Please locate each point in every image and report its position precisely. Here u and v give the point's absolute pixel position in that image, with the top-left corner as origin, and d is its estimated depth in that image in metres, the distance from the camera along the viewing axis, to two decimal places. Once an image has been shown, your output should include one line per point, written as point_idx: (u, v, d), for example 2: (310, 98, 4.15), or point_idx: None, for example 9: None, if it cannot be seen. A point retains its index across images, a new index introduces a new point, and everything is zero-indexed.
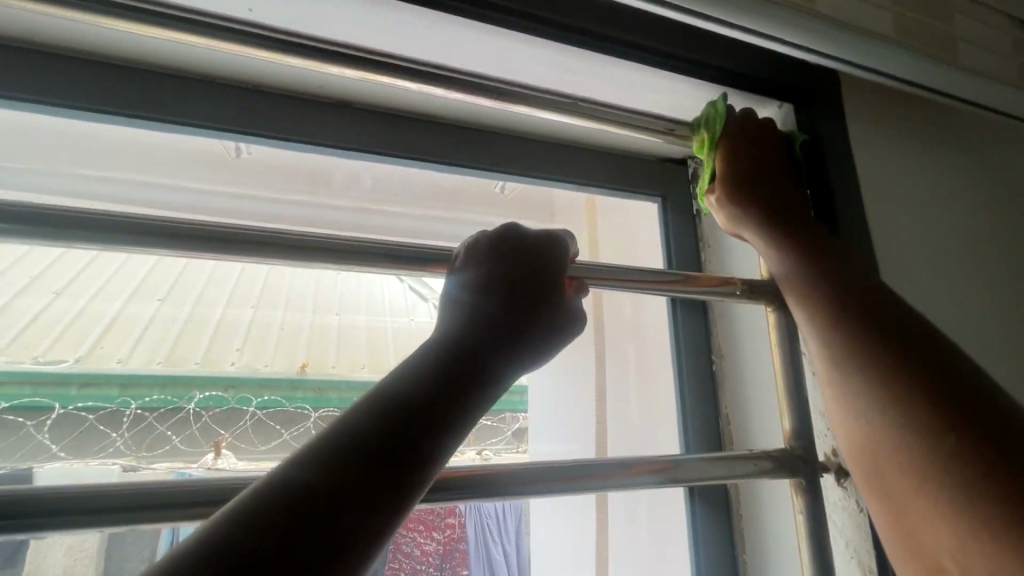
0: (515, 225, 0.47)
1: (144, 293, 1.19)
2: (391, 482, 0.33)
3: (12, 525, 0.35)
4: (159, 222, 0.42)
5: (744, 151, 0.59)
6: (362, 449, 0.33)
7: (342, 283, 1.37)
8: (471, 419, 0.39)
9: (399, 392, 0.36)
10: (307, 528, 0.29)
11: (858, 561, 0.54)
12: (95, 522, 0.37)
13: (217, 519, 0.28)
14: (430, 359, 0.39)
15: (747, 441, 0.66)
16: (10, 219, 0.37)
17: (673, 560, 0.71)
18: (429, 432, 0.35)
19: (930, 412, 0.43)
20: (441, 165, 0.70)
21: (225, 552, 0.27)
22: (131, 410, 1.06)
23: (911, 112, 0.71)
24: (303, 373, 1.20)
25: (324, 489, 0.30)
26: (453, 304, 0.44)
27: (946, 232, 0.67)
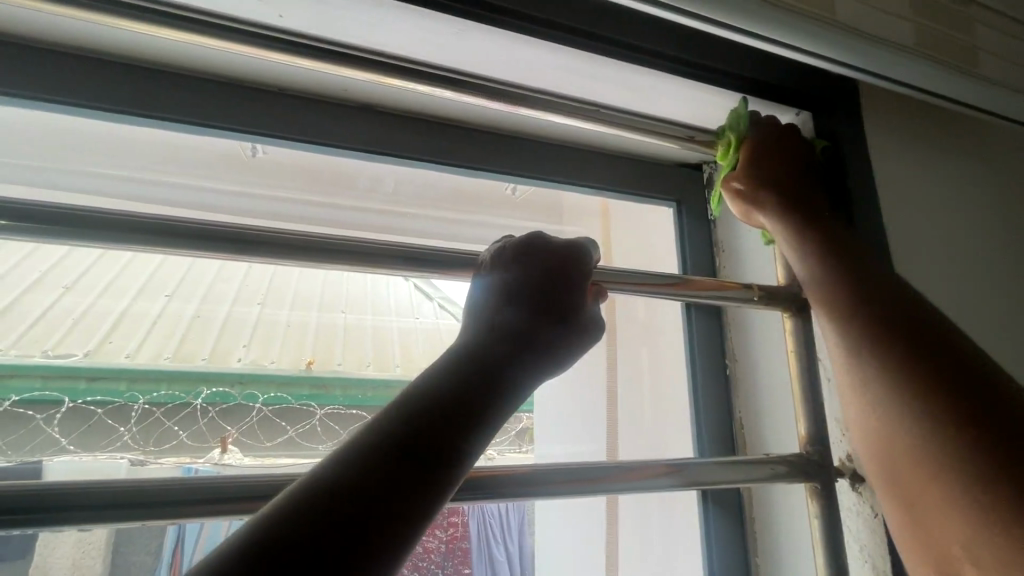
0: (540, 234, 0.48)
1: (150, 291, 1.20)
2: (421, 483, 0.33)
3: (61, 517, 0.37)
4: (193, 225, 0.43)
5: (761, 159, 0.60)
6: (392, 450, 0.34)
7: (349, 283, 1.37)
8: (498, 421, 0.39)
9: (427, 395, 0.37)
10: (341, 526, 0.30)
11: (871, 566, 0.54)
12: (129, 514, 0.39)
13: (258, 517, 0.30)
14: (457, 361, 0.40)
15: (759, 445, 0.66)
16: (60, 222, 0.40)
17: (684, 561, 0.71)
18: (456, 434, 0.36)
19: (947, 420, 0.43)
20: (460, 168, 0.71)
21: (264, 548, 0.28)
22: (138, 405, 1.05)
23: (927, 121, 0.71)
24: (309, 370, 1.19)
25: (356, 490, 0.31)
26: (478, 308, 0.45)
27: (960, 239, 0.67)
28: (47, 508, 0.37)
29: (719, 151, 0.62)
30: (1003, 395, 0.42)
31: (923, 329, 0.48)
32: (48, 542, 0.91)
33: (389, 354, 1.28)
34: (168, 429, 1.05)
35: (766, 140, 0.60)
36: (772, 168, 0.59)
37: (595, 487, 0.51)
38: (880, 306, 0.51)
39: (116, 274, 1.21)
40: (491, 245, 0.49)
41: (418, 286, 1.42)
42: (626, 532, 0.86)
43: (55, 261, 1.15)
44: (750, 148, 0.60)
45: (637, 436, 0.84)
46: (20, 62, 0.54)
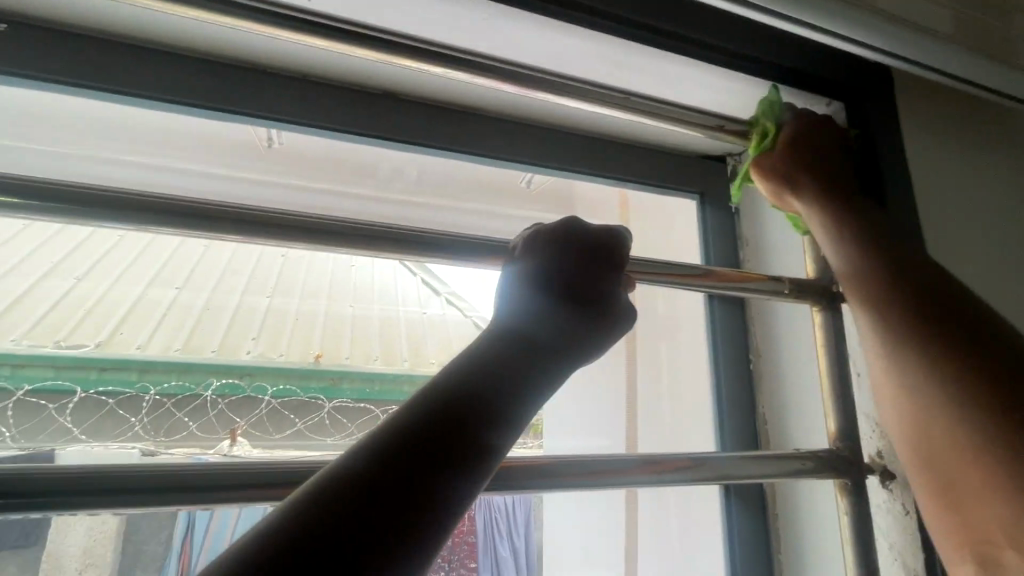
0: (571, 223, 0.47)
1: (162, 280, 1.21)
2: (447, 476, 0.33)
3: (99, 499, 0.38)
4: (229, 208, 0.45)
5: (796, 147, 0.58)
6: (419, 440, 0.33)
7: (356, 274, 1.30)
8: (528, 413, 0.38)
9: (453, 385, 0.37)
10: (365, 518, 0.29)
11: (903, 564, 0.53)
12: (158, 497, 0.39)
13: (284, 506, 0.30)
14: (485, 351, 0.40)
15: (783, 440, 0.66)
16: (108, 203, 0.41)
17: (703, 555, 0.71)
18: (483, 425, 0.35)
19: (980, 423, 0.43)
20: (484, 158, 0.69)
21: (289, 538, 0.28)
22: (149, 395, 1.04)
23: (962, 113, 0.70)
24: (318, 364, 1.18)
25: (381, 481, 0.31)
26: (507, 296, 0.44)
27: (994, 232, 0.66)
28: (80, 490, 0.37)
29: (753, 139, 0.61)
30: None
31: (960, 326, 0.47)
32: (61, 530, 0.90)
33: (396, 345, 1.27)
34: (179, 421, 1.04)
35: (804, 128, 0.59)
36: (807, 158, 0.58)
37: (621, 480, 0.50)
38: (917, 299, 0.50)
39: (123, 268, 1.18)
40: (519, 233, 0.49)
41: (426, 280, 1.38)
42: (644, 527, 0.85)
43: (66, 251, 1.13)
44: (787, 136, 0.59)
45: (655, 430, 0.83)
46: (49, 47, 0.54)
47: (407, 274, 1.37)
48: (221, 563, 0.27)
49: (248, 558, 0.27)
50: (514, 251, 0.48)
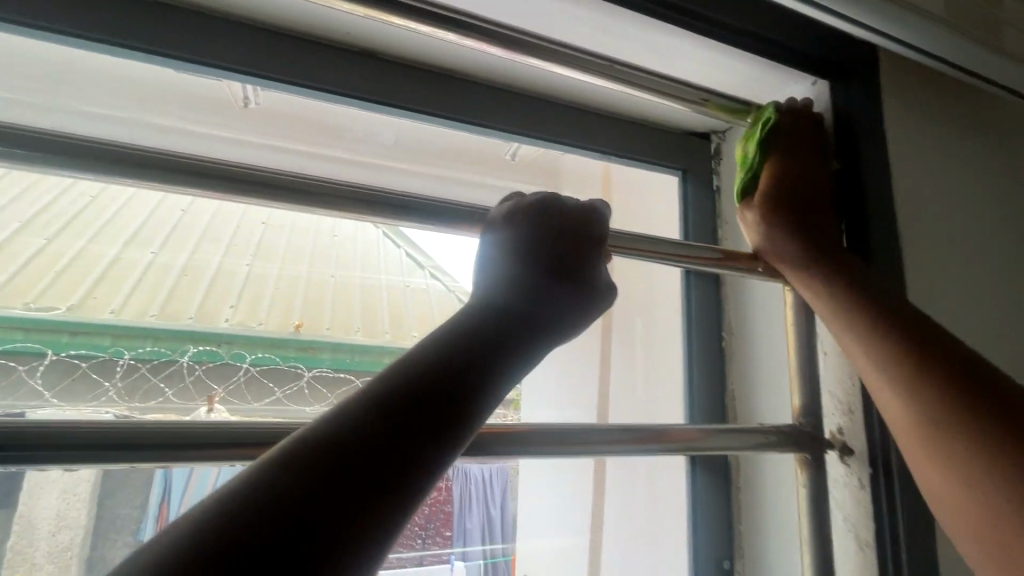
0: (552, 197, 0.47)
1: (143, 239, 1.05)
2: (420, 443, 0.32)
3: (53, 455, 0.37)
4: (199, 160, 0.43)
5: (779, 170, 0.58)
6: (394, 406, 0.33)
7: (339, 248, 1.15)
8: (506, 385, 0.38)
9: (436, 352, 0.37)
10: (336, 482, 0.29)
11: (854, 536, 0.55)
12: (123, 455, 0.39)
13: (263, 463, 0.30)
14: (463, 320, 0.40)
15: (752, 414, 0.67)
16: (65, 150, 0.39)
17: (667, 525, 0.73)
18: (465, 393, 0.35)
19: (947, 415, 0.44)
20: (464, 124, 0.68)
21: (267, 494, 0.28)
22: (123, 359, 0.88)
23: (941, 93, 0.70)
24: (297, 334, 1.04)
25: (354, 447, 0.31)
26: (487, 262, 0.44)
27: (962, 213, 0.67)
28: (40, 447, 0.36)
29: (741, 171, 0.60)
30: (1014, 394, 0.43)
31: (919, 326, 0.49)
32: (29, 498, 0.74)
33: (376, 316, 1.13)
34: (154, 387, 0.88)
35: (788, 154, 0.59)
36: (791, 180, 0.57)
37: (587, 448, 0.51)
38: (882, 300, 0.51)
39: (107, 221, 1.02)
40: (501, 200, 0.49)
41: (410, 252, 1.22)
42: (614, 491, 0.87)
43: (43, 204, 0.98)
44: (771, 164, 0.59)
45: (628, 402, 0.84)
46: None
47: (388, 244, 1.22)
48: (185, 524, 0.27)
49: (227, 513, 0.27)
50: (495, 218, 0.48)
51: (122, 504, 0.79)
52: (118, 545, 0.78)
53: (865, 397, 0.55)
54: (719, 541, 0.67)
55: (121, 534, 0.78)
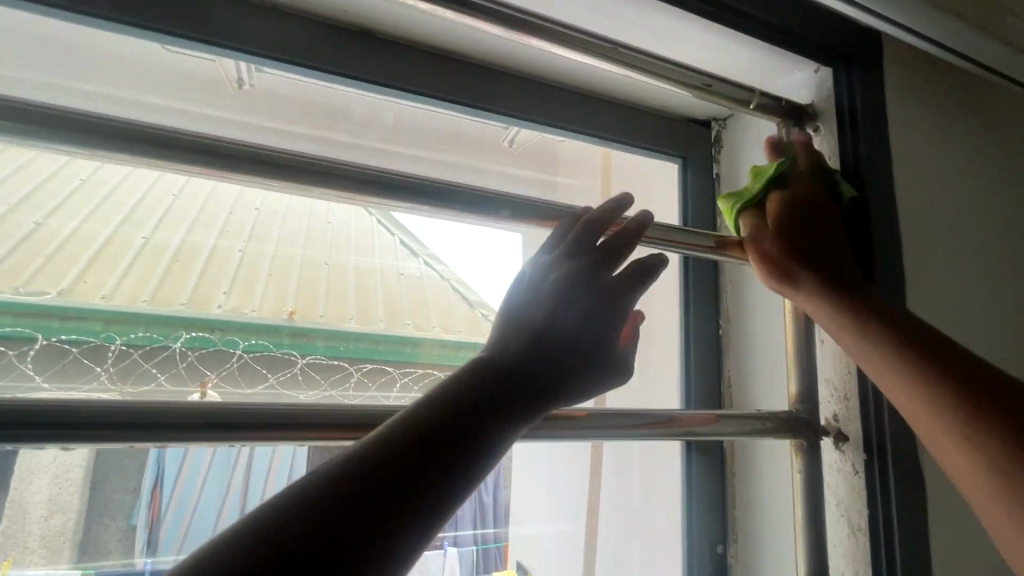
0: (612, 210, 0.49)
1: (138, 219, 1.00)
2: (459, 462, 0.36)
3: (51, 431, 0.37)
4: (197, 137, 0.42)
5: (790, 201, 0.57)
6: (438, 425, 0.36)
7: (333, 231, 1.14)
8: (537, 410, 0.41)
9: (492, 368, 0.41)
10: (382, 493, 0.33)
11: (847, 519, 0.56)
12: (125, 435, 0.39)
13: (343, 457, 0.34)
14: (507, 345, 0.43)
15: (749, 399, 0.67)
16: (53, 123, 0.38)
17: (662, 509, 0.74)
18: (514, 411, 0.40)
19: (958, 410, 0.44)
20: (463, 107, 0.67)
21: (346, 486, 0.33)
22: (115, 345, 0.81)
23: (942, 81, 0.70)
24: (291, 321, 0.95)
25: (405, 458, 0.34)
26: (541, 283, 0.47)
27: (960, 203, 0.67)
28: (42, 423, 0.37)
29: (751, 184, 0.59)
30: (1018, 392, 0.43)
31: (916, 328, 0.49)
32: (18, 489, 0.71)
33: (373, 307, 1.07)
34: (145, 374, 0.82)
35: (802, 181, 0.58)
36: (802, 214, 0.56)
37: (584, 432, 0.51)
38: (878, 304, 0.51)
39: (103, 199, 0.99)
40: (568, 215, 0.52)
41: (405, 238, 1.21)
42: (612, 476, 0.88)
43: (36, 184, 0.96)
44: (776, 202, 0.57)
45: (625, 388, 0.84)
46: None
47: (383, 232, 1.20)
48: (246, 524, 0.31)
49: (312, 496, 0.32)
50: (564, 236, 0.50)
51: (115, 493, 0.77)
52: (112, 528, 0.78)
53: (861, 385, 0.56)
54: (712, 523, 0.68)
55: (114, 519, 0.78)
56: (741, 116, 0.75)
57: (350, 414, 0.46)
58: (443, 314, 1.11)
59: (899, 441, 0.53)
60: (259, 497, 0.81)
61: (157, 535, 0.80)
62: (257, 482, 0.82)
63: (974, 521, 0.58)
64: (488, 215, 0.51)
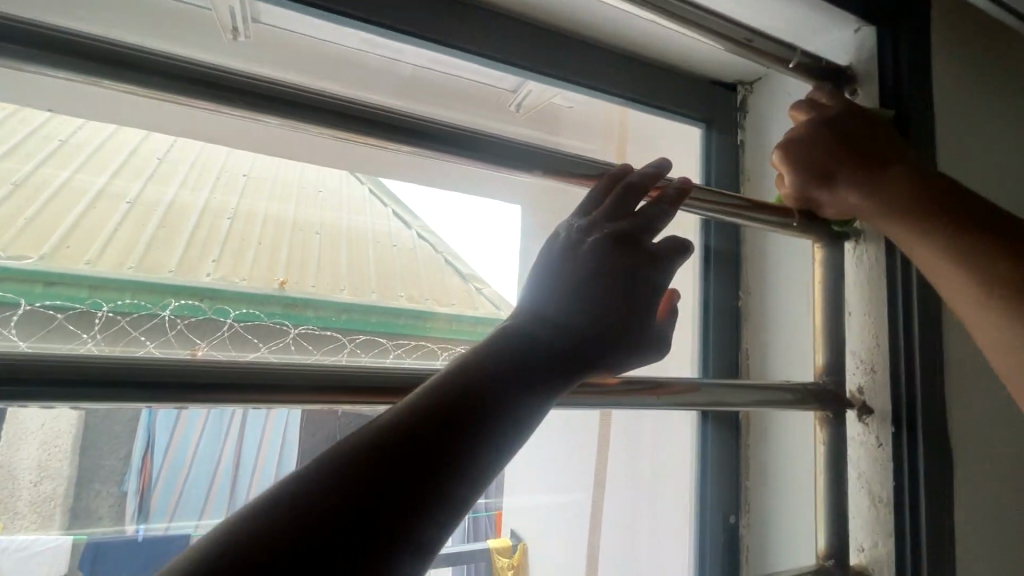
0: (643, 174, 0.46)
1: (130, 170, 0.97)
2: (480, 448, 0.33)
3: (64, 378, 0.36)
4: (206, 69, 0.39)
5: (805, 148, 0.56)
6: (460, 408, 0.34)
7: (323, 199, 1.10)
8: (566, 384, 0.39)
9: (518, 342, 0.38)
10: (404, 472, 0.31)
11: (867, 491, 0.56)
12: (123, 390, 0.38)
13: (363, 431, 0.32)
14: (533, 316, 0.41)
15: (767, 371, 0.66)
16: (56, 48, 0.35)
17: (672, 480, 0.74)
18: (541, 386, 0.37)
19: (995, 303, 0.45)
20: (482, 59, 0.63)
21: (368, 458, 0.31)
22: (102, 311, 0.73)
23: (980, 43, 0.68)
24: (283, 291, 0.90)
25: (429, 434, 0.32)
26: (567, 257, 0.44)
27: (988, 172, 0.66)
28: (33, 380, 0.36)
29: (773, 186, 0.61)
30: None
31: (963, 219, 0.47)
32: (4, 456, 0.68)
33: (363, 278, 1.01)
34: (134, 341, 0.74)
35: (817, 134, 0.56)
36: (818, 159, 0.55)
37: (609, 402, 0.49)
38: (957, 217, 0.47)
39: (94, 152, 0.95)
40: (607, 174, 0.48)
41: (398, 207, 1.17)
42: (619, 446, 0.88)
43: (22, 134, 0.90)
44: (784, 148, 0.57)
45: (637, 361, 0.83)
46: None
47: (377, 202, 1.15)
48: (260, 505, 0.29)
49: (334, 469, 0.30)
50: (598, 199, 0.47)
51: (104, 457, 0.74)
52: (102, 494, 0.76)
53: (891, 356, 0.55)
54: (727, 500, 0.67)
55: (105, 484, 0.76)
56: (770, 79, 0.72)
57: (352, 375, 0.44)
58: (437, 284, 1.09)
59: (928, 412, 0.53)
60: (251, 469, 0.81)
61: (149, 504, 0.79)
62: (250, 453, 0.81)
63: (991, 492, 0.58)
64: (517, 168, 0.49)
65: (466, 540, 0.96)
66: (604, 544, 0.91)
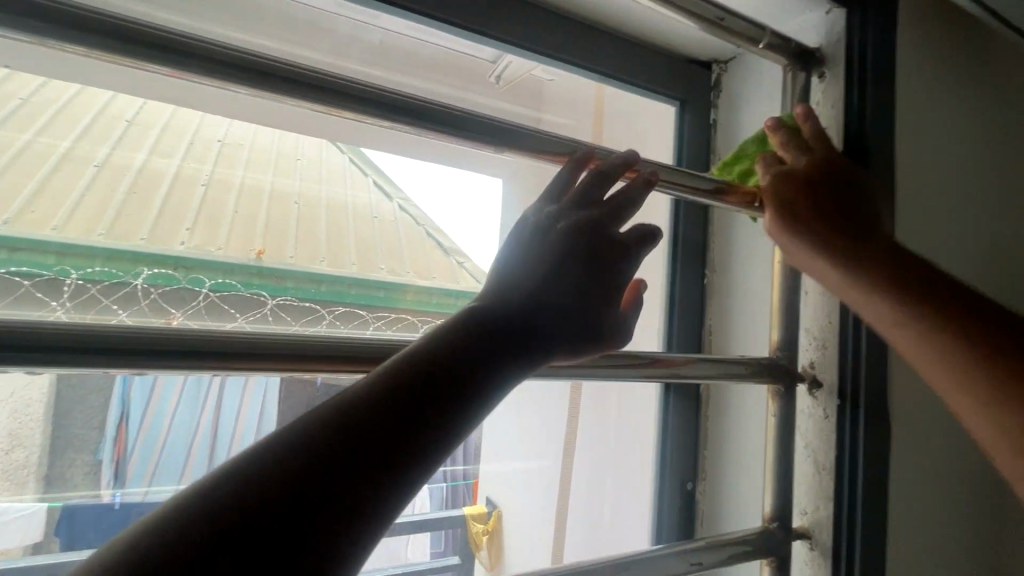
0: (610, 164, 0.47)
1: (100, 131, 0.93)
2: (446, 410, 0.34)
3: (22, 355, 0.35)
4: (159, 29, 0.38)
5: (792, 179, 0.54)
6: (423, 377, 0.35)
7: (302, 167, 1.08)
8: (534, 354, 0.40)
9: (483, 317, 0.40)
10: (369, 440, 0.32)
11: (813, 459, 0.59)
12: (113, 351, 0.37)
13: (330, 405, 0.33)
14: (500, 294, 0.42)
15: (728, 346, 0.69)
16: None
17: (636, 449, 0.77)
18: (507, 355, 0.39)
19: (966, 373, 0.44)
20: (455, 28, 0.62)
21: (335, 429, 0.32)
22: (69, 278, 0.71)
23: (949, 29, 0.69)
24: (259, 261, 0.89)
25: (394, 403, 0.33)
26: (535, 240, 0.45)
27: (947, 159, 0.68)
28: (16, 345, 0.34)
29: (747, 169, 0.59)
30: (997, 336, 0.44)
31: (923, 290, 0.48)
32: None
33: (339, 250, 1.00)
34: (105, 310, 0.72)
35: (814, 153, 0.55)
36: (804, 192, 0.53)
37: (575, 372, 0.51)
38: (931, 290, 0.47)
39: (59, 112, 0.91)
40: (571, 158, 0.48)
41: (378, 179, 1.14)
42: (588, 419, 0.91)
43: None
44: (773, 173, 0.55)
45: None
46: None
47: (358, 172, 1.13)
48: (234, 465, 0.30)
49: (302, 442, 0.31)
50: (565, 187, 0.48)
51: (78, 423, 0.74)
52: (76, 463, 0.76)
53: (842, 333, 0.57)
54: (685, 468, 0.71)
55: (80, 453, 0.76)
56: (744, 59, 0.73)
57: (334, 345, 0.44)
58: (416, 256, 1.08)
59: (871, 386, 0.56)
60: (231, 435, 0.83)
61: (124, 471, 0.78)
62: (227, 422, 0.83)
63: (926, 462, 0.62)
64: (487, 144, 0.48)
65: (443, 506, 1.01)
66: (570, 512, 0.95)
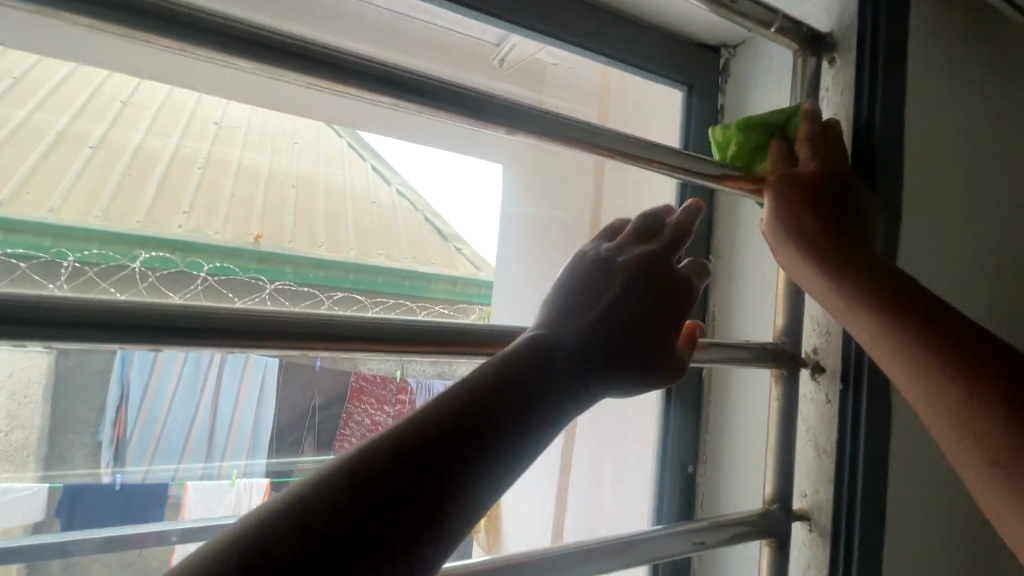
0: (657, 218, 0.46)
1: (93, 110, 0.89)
2: (515, 439, 0.33)
3: None
4: None
5: (795, 183, 0.53)
6: (495, 405, 0.34)
7: (299, 151, 1.05)
8: (601, 383, 0.39)
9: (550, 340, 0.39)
10: (439, 464, 0.31)
11: (814, 442, 0.60)
12: (106, 338, 0.32)
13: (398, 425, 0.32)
14: (562, 315, 0.41)
15: (731, 331, 0.69)
16: None
17: (638, 432, 0.78)
18: (574, 383, 0.37)
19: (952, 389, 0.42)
20: (462, 7, 0.61)
21: (404, 448, 0.31)
22: (67, 260, 0.73)
23: (960, 16, 0.68)
24: (257, 244, 0.90)
25: (466, 429, 0.32)
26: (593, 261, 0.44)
27: (955, 147, 0.68)
28: None
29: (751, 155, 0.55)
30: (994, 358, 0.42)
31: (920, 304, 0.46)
32: None
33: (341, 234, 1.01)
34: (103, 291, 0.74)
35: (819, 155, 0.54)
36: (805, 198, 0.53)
37: None
38: (932, 310, 0.45)
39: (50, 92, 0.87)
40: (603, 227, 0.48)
41: (376, 163, 1.12)
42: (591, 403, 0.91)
43: None
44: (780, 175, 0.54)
45: None
46: None
47: (355, 155, 1.10)
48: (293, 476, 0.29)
49: (366, 457, 0.30)
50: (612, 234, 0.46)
51: (81, 404, 0.77)
52: (78, 444, 0.78)
53: None
54: (687, 452, 0.71)
55: (79, 435, 0.78)
56: (753, 43, 0.72)
57: None
58: (414, 240, 1.11)
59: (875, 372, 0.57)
60: (229, 420, 0.86)
61: (124, 452, 0.81)
62: (225, 408, 0.85)
63: (925, 446, 0.64)
64: (501, 126, 0.46)
65: None
66: (571, 492, 0.96)
